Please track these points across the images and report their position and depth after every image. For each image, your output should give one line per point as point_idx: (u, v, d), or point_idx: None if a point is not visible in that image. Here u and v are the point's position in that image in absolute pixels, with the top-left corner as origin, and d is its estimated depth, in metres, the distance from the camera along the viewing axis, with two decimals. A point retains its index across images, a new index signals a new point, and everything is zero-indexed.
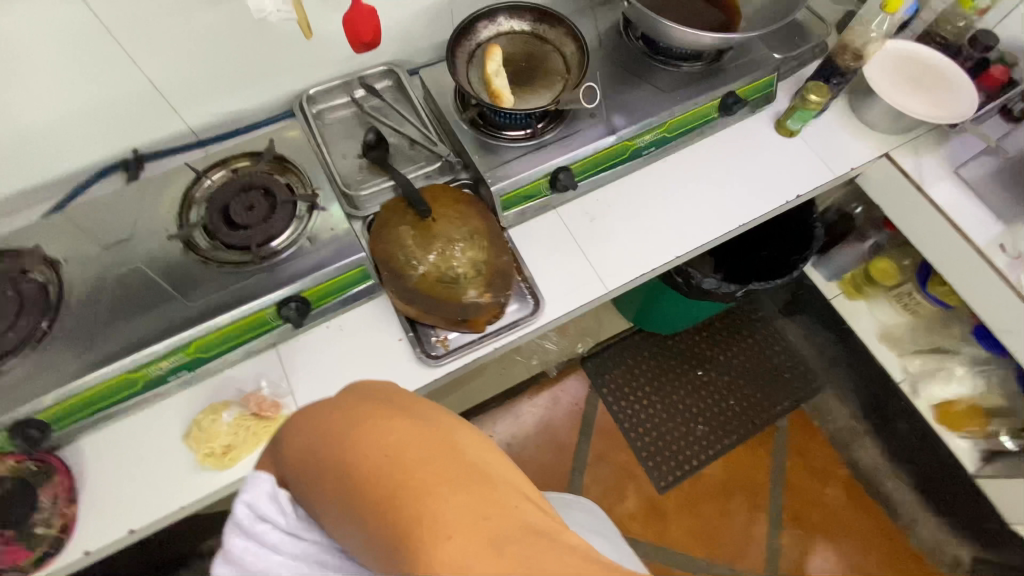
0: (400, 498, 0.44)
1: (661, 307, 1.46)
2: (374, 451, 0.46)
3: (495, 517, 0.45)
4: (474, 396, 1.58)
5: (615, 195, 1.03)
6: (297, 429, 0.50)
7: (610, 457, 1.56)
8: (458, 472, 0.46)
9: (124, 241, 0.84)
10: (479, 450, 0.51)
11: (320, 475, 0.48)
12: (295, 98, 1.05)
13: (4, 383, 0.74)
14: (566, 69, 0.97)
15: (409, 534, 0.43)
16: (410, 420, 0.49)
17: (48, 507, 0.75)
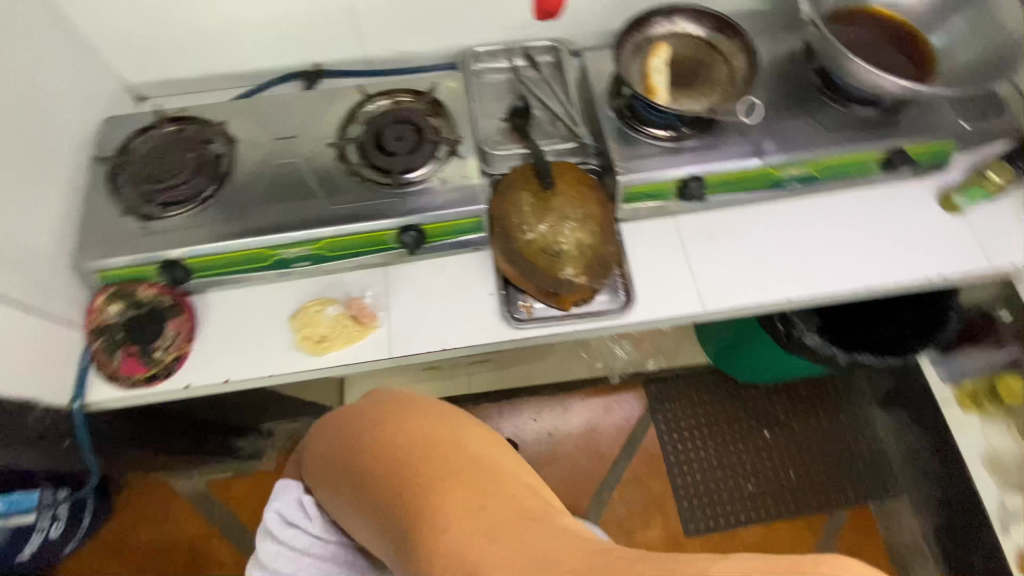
0: (410, 487, 0.62)
1: (746, 350, 1.40)
2: (392, 450, 0.65)
3: (491, 505, 0.60)
4: (530, 378, 1.61)
5: (740, 220, 1.00)
6: (341, 435, 0.72)
7: (644, 483, 1.53)
8: (466, 470, 0.62)
9: (290, 138, 0.95)
10: (485, 444, 0.68)
11: (355, 469, 0.69)
12: (461, 51, 1.12)
13: (170, 226, 0.88)
14: (730, 81, 0.95)
15: (416, 517, 0.60)
16: (424, 422, 0.68)
17: (171, 338, 0.87)
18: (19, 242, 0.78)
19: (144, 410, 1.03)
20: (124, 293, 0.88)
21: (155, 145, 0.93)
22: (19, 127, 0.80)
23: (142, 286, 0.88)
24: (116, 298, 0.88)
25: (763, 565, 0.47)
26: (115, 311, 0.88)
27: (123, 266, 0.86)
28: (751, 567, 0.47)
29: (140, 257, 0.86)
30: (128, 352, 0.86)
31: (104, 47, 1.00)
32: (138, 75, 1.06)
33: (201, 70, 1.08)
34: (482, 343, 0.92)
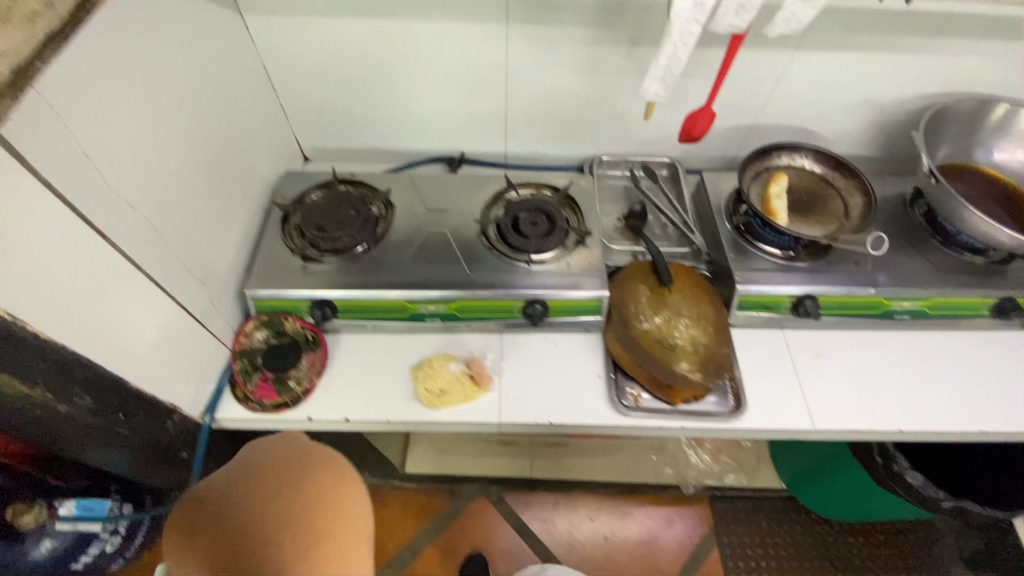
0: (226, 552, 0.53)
1: (830, 480, 1.34)
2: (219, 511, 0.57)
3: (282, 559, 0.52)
4: (592, 474, 1.57)
5: (847, 344, 1.03)
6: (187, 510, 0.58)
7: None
8: (289, 531, 0.54)
9: (440, 211, 1.08)
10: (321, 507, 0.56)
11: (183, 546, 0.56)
12: (589, 158, 1.26)
13: (327, 270, 0.97)
14: (845, 215, 1.03)
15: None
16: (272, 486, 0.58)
17: (304, 369, 0.94)
18: (208, 264, 0.88)
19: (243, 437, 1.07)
20: (270, 322, 0.96)
21: (323, 199, 1.06)
22: (229, 171, 0.94)
23: (289, 319, 0.96)
24: (263, 325, 0.96)
25: None
26: (259, 337, 0.95)
27: (276, 298, 0.95)
28: None
29: (295, 293, 0.94)
30: (263, 377, 0.93)
31: (293, 117, 1.18)
32: (310, 142, 1.24)
33: (362, 145, 1.25)
34: (590, 423, 0.92)
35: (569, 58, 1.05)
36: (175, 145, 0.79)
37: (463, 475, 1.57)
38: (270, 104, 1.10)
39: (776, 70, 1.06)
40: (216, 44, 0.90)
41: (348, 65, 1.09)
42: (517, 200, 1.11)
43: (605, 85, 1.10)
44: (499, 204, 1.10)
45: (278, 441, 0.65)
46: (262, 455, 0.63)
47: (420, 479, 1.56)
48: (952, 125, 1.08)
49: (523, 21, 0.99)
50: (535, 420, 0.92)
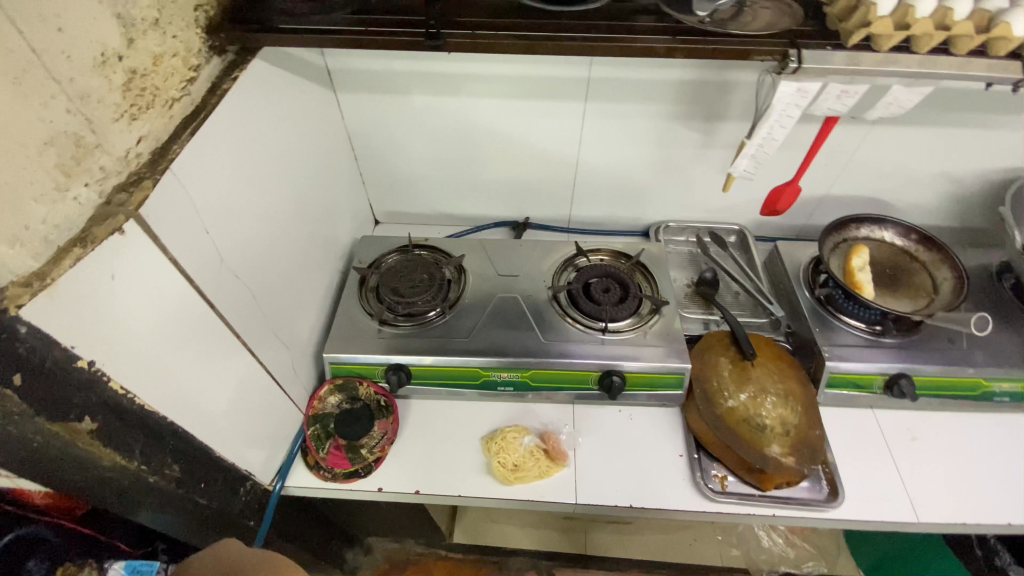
0: None
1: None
2: None
3: None
4: (650, 552, 1.47)
5: (945, 427, 0.97)
6: None
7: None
8: None
9: (512, 277, 1.08)
10: None
11: None
12: (655, 224, 1.26)
13: (402, 334, 0.97)
14: (934, 289, 0.99)
15: None
16: None
17: (377, 437, 0.93)
18: (292, 328, 0.90)
19: (305, 503, 1.04)
20: (344, 386, 0.96)
21: (397, 263, 1.07)
22: (314, 237, 0.97)
23: (363, 384, 0.96)
24: (336, 390, 0.96)
25: None
26: (332, 402, 0.95)
27: (352, 363, 0.94)
28: None
29: (370, 358, 0.94)
30: (335, 445, 0.92)
31: (368, 183, 1.23)
32: (381, 206, 1.28)
33: (431, 209, 1.28)
34: (673, 508, 0.87)
35: (642, 131, 1.07)
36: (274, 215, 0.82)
37: (513, 547, 1.49)
38: (350, 172, 1.15)
39: (850, 143, 1.06)
40: (312, 120, 0.96)
41: (426, 136, 1.14)
42: (588, 266, 1.10)
43: (675, 157, 1.11)
44: (570, 270, 1.10)
45: None
46: None
47: (469, 548, 1.49)
48: None
49: (600, 97, 1.02)
50: (615, 501, 0.87)
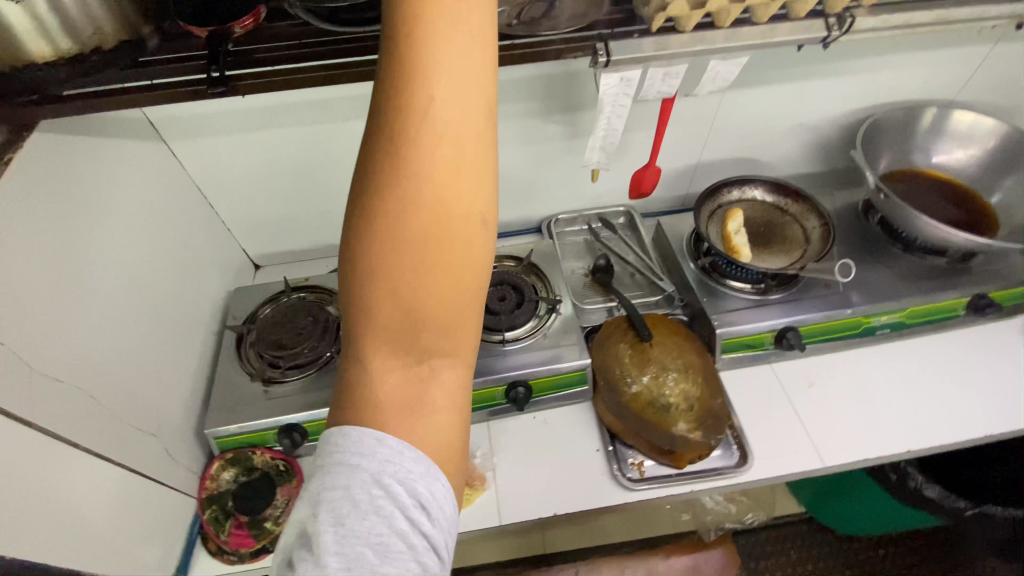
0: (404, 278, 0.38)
1: (853, 499, 1.29)
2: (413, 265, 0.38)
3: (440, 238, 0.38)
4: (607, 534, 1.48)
5: (837, 367, 1.01)
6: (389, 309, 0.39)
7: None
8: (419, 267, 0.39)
9: None
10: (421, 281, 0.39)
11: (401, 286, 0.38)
12: (546, 218, 1.24)
13: (290, 390, 0.91)
14: (806, 239, 1.03)
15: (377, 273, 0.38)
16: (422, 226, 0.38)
17: (281, 505, 0.87)
18: (160, 413, 0.81)
19: None
20: (237, 458, 0.89)
21: (276, 311, 1.00)
22: (171, 305, 0.88)
23: (256, 452, 0.89)
24: (229, 464, 0.89)
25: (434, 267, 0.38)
26: (227, 477, 0.88)
27: (241, 432, 0.88)
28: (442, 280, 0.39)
29: (259, 423, 0.87)
30: (237, 523, 0.85)
31: (236, 228, 1.14)
32: (258, 250, 1.19)
33: (314, 243, 1.21)
34: (597, 507, 0.87)
35: (508, 131, 1.04)
36: (102, 299, 0.73)
37: (473, 562, 1.46)
38: (210, 223, 1.06)
39: (710, 111, 1.07)
40: (144, 181, 0.86)
41: (286, 171, 1.06)
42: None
43: (548, 151, 1.09)
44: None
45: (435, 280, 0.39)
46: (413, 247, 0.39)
47: None
48: (888, 133, 1.11)
49: None
50: (538, 514, 0.86)
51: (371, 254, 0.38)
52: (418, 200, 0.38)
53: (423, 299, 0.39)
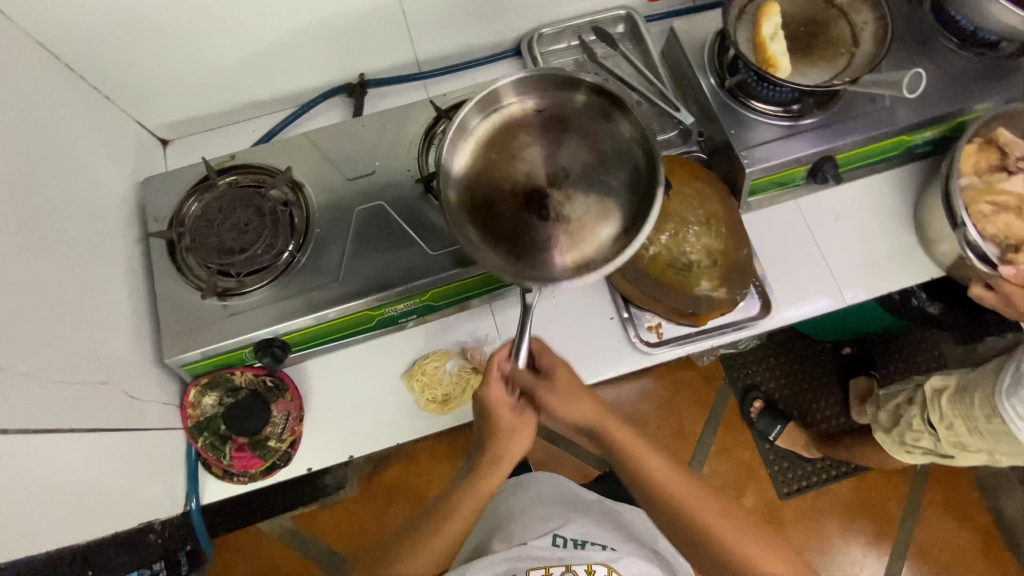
0: None
1: (839, 328, 1.26)
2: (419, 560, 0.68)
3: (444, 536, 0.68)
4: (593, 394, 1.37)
5: (871, 194, 0.90)
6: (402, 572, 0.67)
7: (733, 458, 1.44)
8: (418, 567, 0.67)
9: (366, 177, 0.82)
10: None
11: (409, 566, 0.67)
12: (526, 36, 0.97)
13: (255, 301, 0.76)
14: (854, 40, 0.83)
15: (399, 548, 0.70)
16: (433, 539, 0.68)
17: (281, 421, 0.79)
18: (102, 359, 0.67)
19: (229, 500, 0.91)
20: (215, 380, 0.78)
21: (205, 205, 0.78)
22: (62, 229, 0.67)
23: (235, 372, 0.78)
24: (208, 388, 0.78)
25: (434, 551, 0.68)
26: (211, 402, 0.78)
27: (211, 355, 0.75)
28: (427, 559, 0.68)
29: (229, 343, 0.75)
30: (236, 446, 0.77)
31: (117, 96, 0.84)
32: (158, 120, 0.91)
33: (228, 102, 0.92)
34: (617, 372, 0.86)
35: None
36: None
37: None
38: (75, 96, 0.76)
39: None
40: None
41: (156, 7, 0.73)
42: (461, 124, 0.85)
43: None
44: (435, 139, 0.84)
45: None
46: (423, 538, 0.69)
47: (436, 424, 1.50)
48: None
49: None
50: None
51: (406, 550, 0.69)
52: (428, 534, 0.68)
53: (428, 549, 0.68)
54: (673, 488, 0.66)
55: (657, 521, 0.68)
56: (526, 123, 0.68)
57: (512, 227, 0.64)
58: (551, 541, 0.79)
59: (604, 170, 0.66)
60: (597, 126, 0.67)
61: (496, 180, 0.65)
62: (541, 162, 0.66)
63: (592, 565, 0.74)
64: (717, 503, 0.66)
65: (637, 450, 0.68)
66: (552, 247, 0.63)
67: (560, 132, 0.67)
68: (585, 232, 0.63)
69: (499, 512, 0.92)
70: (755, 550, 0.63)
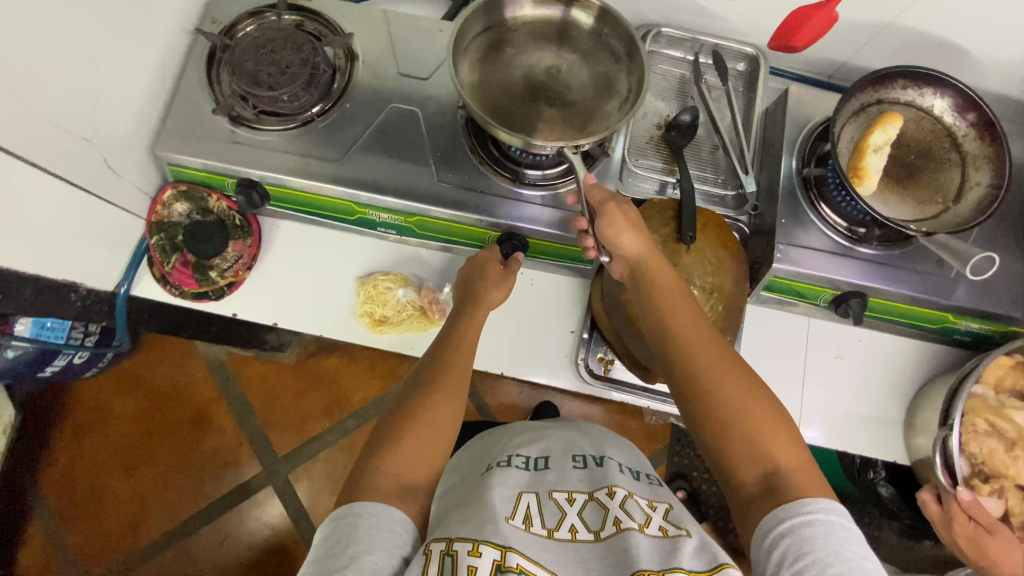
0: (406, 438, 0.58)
1: None
2: (434, 401, 0.61)
3: (448, 381, 0.63)
4: (539, 393, 1.32)
5: (881, 351, 0.85)
6: (417, 418, 0.60)
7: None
8: (424, 412, 0.60)
9: (419, 81, 0.79)
10: (434, 426, 0.60)
11: (422, 406, 0.61)
12: (645, 26, 0.91)
13: (258, 141, 0.76)
14: (955, 195, 0.75)
15: (410, 392, 0.63)
16: (442, 381, 0.63)
17: (230, 259, 0.80)
18: (98, 118, 0.68)
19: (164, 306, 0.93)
20: (194, 194, 0.80)
21: (263, 30, 0.77)
22: None
23: (212, 196, 0.80)
24: (183, 197, 0.80)
25: (442, 387, 0.63)
26: (179, 211, 0.80)
27: (198, 169, 0.76)
28: (438, 403, 0.61)
29: (218, 165, 0.75)
30: (182, 260, 0.79)
31: None
32: None
33: None
34: (547, 382, 0.85)
35: None
36: None
37: None
38: None
39: None
40: None
41: None
42: (506, 39, 0.77)
43: None
44: (481, 52, 0.76)
45: (436, 440, 0.60)
46: (429, 371, 0.65)
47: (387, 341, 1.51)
48: None
49: None
50: (486, 368, 0.85)
51: (418, 389, 0.63)
52: (440, 372, 0.64)
53: (442, 381, 0.63)
54: (711, 360, 0.59)
55: (671, 380, 0.61)
56: (538, 31, 0.77)
57: (528, 129, 0.74)
58: (572, 461, 0.63)
59: (589, 66, 0.77)
60: (582, 30, 0.76)
61: (497, 85, 0.76)
62: (534, 72, 0.77)
63: (613, 486, 0.58)
64: (752, 387, 0.58)
65: (677, 317, 0.63)
66: (566, 138, 0.74)
67: (556, 36, 0.77)
68: (590, 118, 0.75)
69: (494, 435, 0.74)
70: (781, 449, 0.55)
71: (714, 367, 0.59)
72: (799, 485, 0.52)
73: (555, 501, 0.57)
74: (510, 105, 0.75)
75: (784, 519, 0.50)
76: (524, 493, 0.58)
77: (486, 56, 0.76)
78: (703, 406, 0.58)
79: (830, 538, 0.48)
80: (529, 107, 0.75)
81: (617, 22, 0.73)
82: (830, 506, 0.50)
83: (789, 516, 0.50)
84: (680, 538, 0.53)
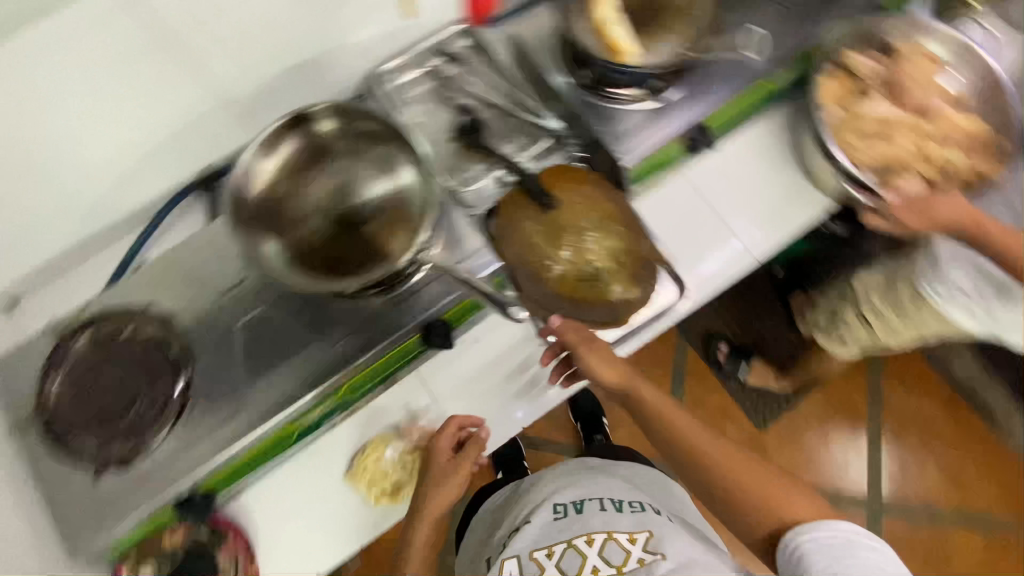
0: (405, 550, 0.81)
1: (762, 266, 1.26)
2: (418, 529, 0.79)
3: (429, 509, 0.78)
4: None
5: (751, 147, 0.89)
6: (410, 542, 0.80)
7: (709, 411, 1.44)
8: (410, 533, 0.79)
9: (240, 286, 0.76)
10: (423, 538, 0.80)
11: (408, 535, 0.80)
12: (366, 77, 0.88)
13: (158, 460, 0.70)
14: (687, 6, 0.84)
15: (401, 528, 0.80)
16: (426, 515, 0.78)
17: (232, 568, 0.71)
18: None
19: None
20: (149, 549, 0.71)
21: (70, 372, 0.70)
22: None
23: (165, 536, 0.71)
24: (142, 561, 0.71)
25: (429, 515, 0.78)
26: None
27: (131, 528, 0.69)
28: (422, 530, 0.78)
29: (147, 509, 0.69)
30: None
31: None
32: None
33: None
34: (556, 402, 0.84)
35: None
36: None
37: None
38: None
39: None
40: None
41: None
42: (279, 196, 0.74)
43: None
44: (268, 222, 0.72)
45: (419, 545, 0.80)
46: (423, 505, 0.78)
47: None
48: None
49: None
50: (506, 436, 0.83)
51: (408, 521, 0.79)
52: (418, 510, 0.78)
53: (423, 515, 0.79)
54: (675, 416, 0.76)
55: (682, 473, 0.76)
56: (297, 166, 0.74)
57: (363, 246, 0.73)
58: (553, 513, 0.75)
59: (363, 156, 0.76)
60: (333, 135, 0.75)
61: (307, 236, 0.73)
62: (325, 197, 0.75)
63: (591, 534, 0.69)
64: (763, 467, 0.72)
65: (661, 405, 0.77)
66: (397, 227, 0.73)
67: (312, 163, 0.74)
68: (401, 193, 0.74)
69: (509, 501, 0.86)
70: (799, 504, 0.68)
71: (710, 472, 0.73)
72: (795, 515, 0.67)
73: (538, 560, 0.69)
74: (332, 242, 0.73)
75: (802, 538, 0.65)
76: (510, 558, 0.71)
77: (275, 222, 0.72)
78: (710, 479, 0.73)
79: (848, 551, 0.62)
80: (348, 229, 0.74)
81: (355, 109, 0.75)
82: (841, 524, 0.64)
83: (801, 539, 0.65)
84: (655, 564, 0.63)
